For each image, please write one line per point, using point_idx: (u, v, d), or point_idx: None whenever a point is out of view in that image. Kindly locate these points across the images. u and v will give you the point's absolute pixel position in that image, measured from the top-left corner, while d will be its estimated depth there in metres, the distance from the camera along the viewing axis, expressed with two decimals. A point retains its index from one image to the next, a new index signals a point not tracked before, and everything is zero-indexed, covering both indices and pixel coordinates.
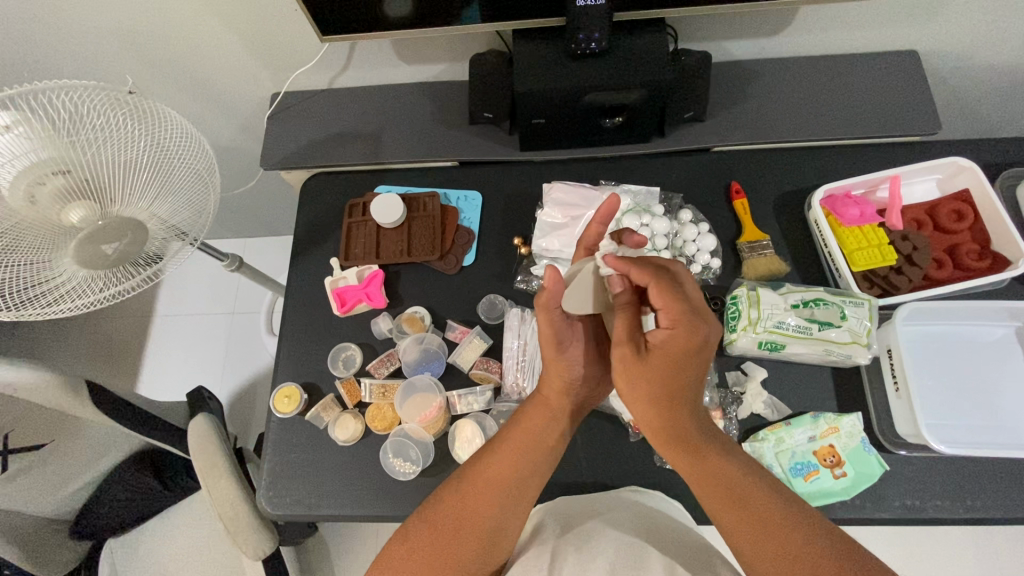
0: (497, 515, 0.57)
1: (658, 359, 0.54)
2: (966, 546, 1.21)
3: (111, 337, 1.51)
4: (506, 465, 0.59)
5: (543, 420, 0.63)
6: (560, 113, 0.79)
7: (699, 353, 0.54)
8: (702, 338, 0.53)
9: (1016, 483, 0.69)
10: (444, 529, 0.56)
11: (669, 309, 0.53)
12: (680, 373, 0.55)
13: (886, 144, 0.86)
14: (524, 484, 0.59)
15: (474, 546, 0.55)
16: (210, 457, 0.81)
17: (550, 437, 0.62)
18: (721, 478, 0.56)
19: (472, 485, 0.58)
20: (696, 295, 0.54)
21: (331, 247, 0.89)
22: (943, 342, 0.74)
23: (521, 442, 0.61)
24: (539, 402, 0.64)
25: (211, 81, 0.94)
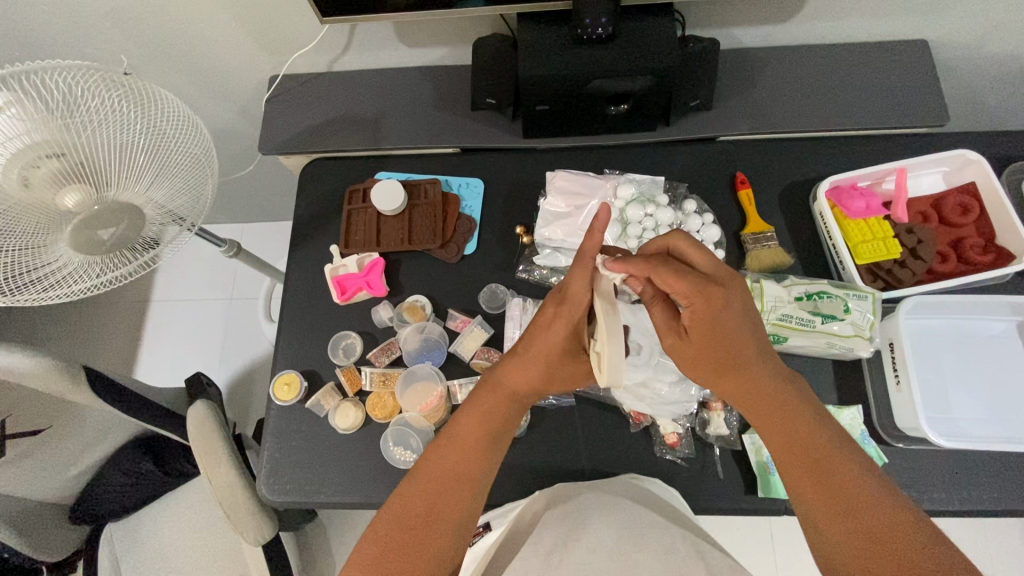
0: (465, 501, 0.57)
1: (698, 333, 0.55)
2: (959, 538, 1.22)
3: (108, 321, 1.50)
4: (464, 455, 0.58)
5: (501, 409, 0.61)
6: (564, 100, 0.78)
7: (728, 310, 0.54)
8: (723, 297, 0.54)
9: (1012, 476, 0.69)
10: (414, 526, 0.54)
11: (684, 286, 0.54)
12: (724, 332, 0.54)
13: (893, 135, 0.85)
14: (480, 476, 0.58)
15: (446, 534, 0.55)
16: (209, 444, 0.81)
17: (503, 425, 0.61)
18: (812, 441, 0.53)
19: (434, 476, 0.57)
20: (708, 260, 0.56)
21: (332, 234, 0.88)
22: (944, 335, 0.74)
23: (478, 433, 0.60)
24: (494, 392, 0.61)
25: (208, 63, 0.92)
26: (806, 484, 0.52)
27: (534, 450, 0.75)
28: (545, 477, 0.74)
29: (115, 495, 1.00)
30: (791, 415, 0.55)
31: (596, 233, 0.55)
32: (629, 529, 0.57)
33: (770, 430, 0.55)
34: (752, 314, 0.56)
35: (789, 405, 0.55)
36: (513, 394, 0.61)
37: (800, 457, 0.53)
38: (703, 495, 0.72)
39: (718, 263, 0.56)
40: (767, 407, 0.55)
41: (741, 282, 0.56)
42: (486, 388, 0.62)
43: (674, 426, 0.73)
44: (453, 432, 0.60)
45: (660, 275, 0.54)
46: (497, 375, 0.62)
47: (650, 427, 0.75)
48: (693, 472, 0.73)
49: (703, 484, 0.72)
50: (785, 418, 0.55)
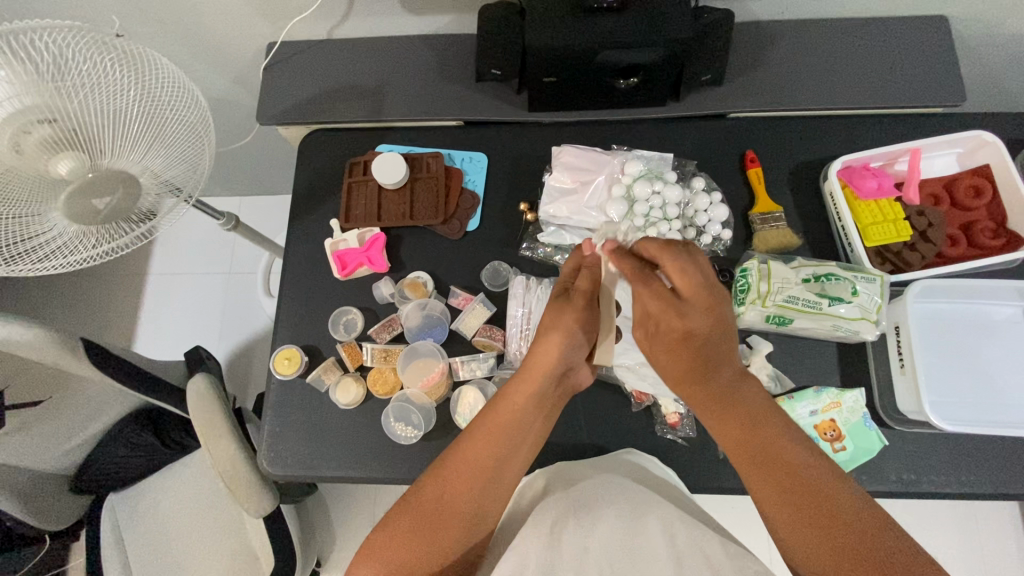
0: (476, 501, 0.56)
1: (660, 347, 0.56)
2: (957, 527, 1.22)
3: (106, 293, 1.49)
4: (486, 450, 0.58)
5: (531, 403, 0.60)
6: (571, 72, 0.75)
7: (691, 337, 0.54)
8: (684, 327, 0.53)
9: (1011, 461, 0.69)
10: (426, 517, 0.56)
11: (653, 305, 0.55)
12: (680, 355, 0.55)
13: (908, 115, 0.83)
14: (498, 474, 0.58)
15: (455, 529, 0.55)
16: (210, 418, 0.81)
17: (534, 413, 0.60)
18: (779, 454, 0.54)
19: (455, 465, 0.57)
20: (687, 282, 0.54)
21: (331, 208, 0.86)
22: (950, 320, 0.74)
23: (501, 424, 0.59)
24: (525, 380, 0.60)
25: (203, 28, 0.88)
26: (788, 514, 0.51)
27: None
28: (545, 455, 0.75)
29: (117, 466, 1.01)
30: (797, 477, 0.52)
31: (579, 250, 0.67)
32: (630, 510, 0.57)
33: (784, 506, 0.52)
34: (716, 346, 0.55)
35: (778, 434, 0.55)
36: (542, 379, 0.61)
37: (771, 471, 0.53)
38: (703, 475, 0.72)
39: (699, 285, 0.54)
40: (769, 473, 0.53)
41: (716, 306, 0.54)
42: (519, 379, 0.61)
43: (676, 407, 0.72)
44: (481, 421, 0.60)
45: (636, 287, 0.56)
46: (530, 361, 0.61)
47: (652, 406, 0.75)
48: (694, 453, 0.73)
49: (703, 465, 0.73)
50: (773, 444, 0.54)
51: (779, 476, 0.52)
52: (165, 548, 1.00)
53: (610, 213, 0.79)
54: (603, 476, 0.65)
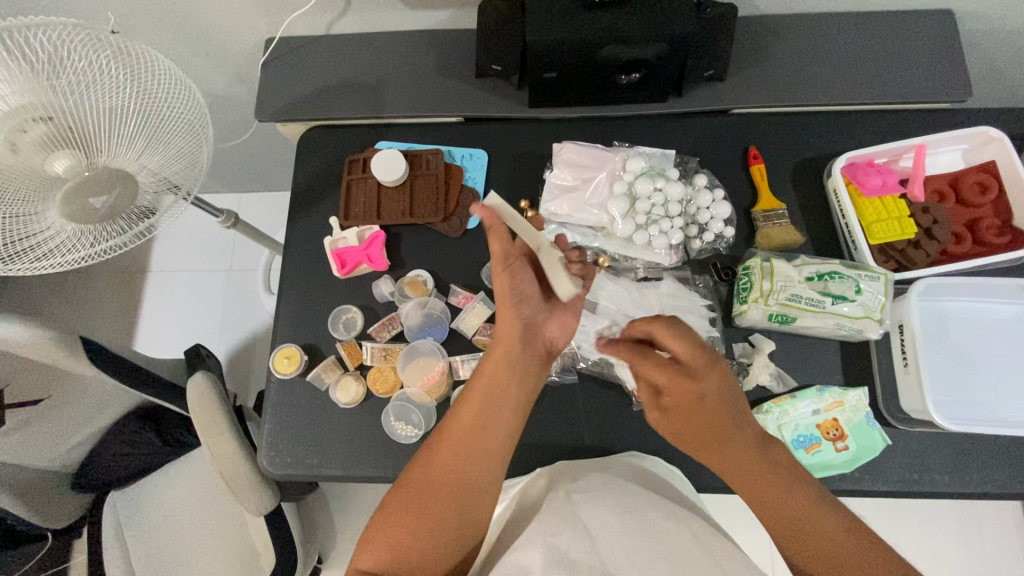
0: (469, 468, 0.57)
1: (675, 413, 0.58)
2: (960, 524, 1.21)
3: (106, 290, 1.49)
4: (475, 416, 0.59)
5: (503, 370, 0.60)
6: (572, 68, 0.75)
7: (704, 402, 0.57)
8: (699, 393, 0.56)
9: (1014, 460, 0.69)
10: (422, 495, 0.56)
11: (664, 379, 0.56)
12: (695, 419, 0.57)
13: (913, 111, 0.82)
14: (485, 447, 0.58)
15: (450, 501, 0.56)
16: (210, 417, 0.80)
17: (508, 378, 0.60)
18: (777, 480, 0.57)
19: (446, 445, 0.58)
20: (692, 354, 0.55)
21: (331, 205, 0.85)
22: (954, 318, 0.73)
23: (481, 396, 0.59)
24: (493, 348, 0.61)
25: (201, 23, 0.87)
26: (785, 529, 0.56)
27: (536, 427, 0.75)
28: (545, 454, 0.74)
29: (116, 464, 1.01)
30: (775, 479, 0.57)
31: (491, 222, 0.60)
32: (631, 509, 0.57)
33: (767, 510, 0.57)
34: (727, 401, 0.58)
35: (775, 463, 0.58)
36: (508, 343, 0.60)
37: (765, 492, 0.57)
38: (704, 474, 0.72)
39: (701, 355, 0.55)
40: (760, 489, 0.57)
41: (719, 366, 0.57)
42: (490, 354, 0.61)
43: None
44: (467, 394, 0.60)
45: (641, 364, 0.56)
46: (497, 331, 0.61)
47: None
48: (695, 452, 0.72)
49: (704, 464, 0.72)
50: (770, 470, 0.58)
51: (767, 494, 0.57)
52: (166, 546, 1.00)
53: (611, 210, 0.79)
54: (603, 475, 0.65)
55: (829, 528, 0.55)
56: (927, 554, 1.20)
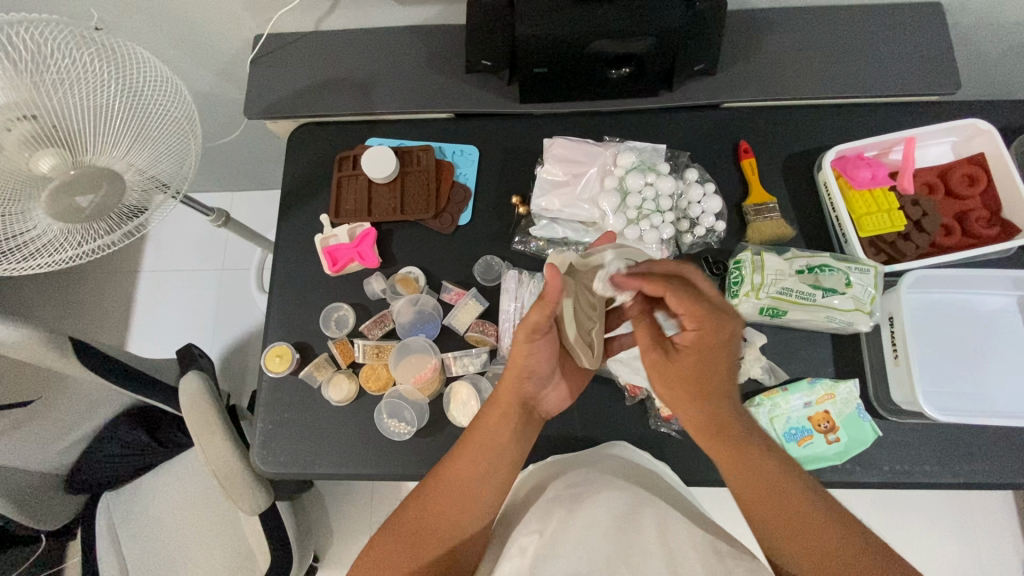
0: (457, 511, 0.57)
1: (686, 357, 0.55)
2: (950, 516, 1.22)
3: (97, 291, 1.48)
4: (469, 468, 0.58)
5: (506, 428, 0.59)
6: (562, 62, 0.75)
7: (730, 344, 0.54)
8: (731, 330, 0.53)
9: (1003, 449, 0.70)
10: (408, 534, 0.56)
11: (696, 314, 0.52)
12: (707, 372, 0.54)
13: (901, 103, 0.82)
14: (479, 493, 0.58)
15: (437, 544, 0.56)
16: (202, 415, 0.80)
17: (509, 435, 0.59)
18: (782, 490, 0.53)
19: (435, 487, 0.58)
20: (696, 306, 0.52)
21: (321, 202, 0.85)
22: (944, 310, 0.74)
23: (478, 450, 0.58)
24: (498, 407, 0.60)
25: (188, 20, 0.87)
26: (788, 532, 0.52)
27: None
28: (539, 450, 0.74)
29: (106, 467, 1.00)
30: (766, 474, 0.54)
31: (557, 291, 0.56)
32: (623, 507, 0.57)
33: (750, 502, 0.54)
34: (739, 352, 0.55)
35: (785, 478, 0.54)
36: (513, 408, 0.60)
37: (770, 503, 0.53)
38: (695, 468, 0.72)
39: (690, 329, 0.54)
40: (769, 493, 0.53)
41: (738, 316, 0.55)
42: (492, 404, 0.60)
43: None
44: (461, 444, 0.60)
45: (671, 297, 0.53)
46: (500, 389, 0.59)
47: (645, 399, 0.74)
48: (687, 446, 0.73)
49: (696, 458, 0.72)
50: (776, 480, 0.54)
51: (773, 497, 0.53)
52: (159, 546, 1.00)
53: (603, 206, 0.79)
54: (581, 473, 0.64)
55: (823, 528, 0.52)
56: (918, 546, 1.20)
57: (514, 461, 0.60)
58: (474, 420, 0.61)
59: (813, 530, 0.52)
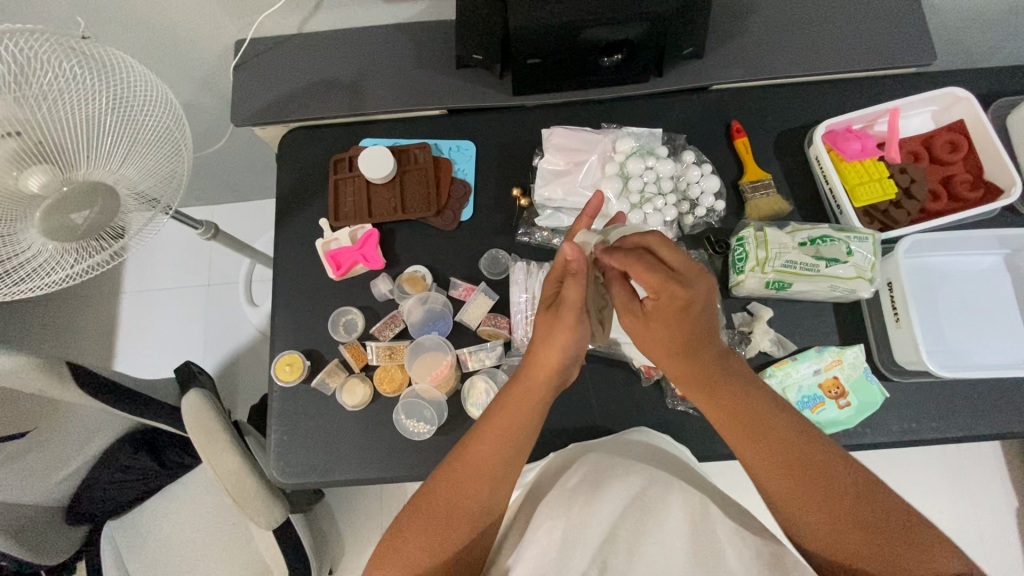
0: (487, 495, 0.57)
1: (659, 318, 0.56)
2: (944, 473, 1.27)
3: (77, 317, 1.43)
4: (492, 448, 0.58)
5: (530, 406, 0.60)
6: (556, 52, 0.75)
7: (695, 306, 0.55)
8: (689, 295, 0.54)
9: (1001, 401, 0.73)
10: (436, 516, 0.56)
11: (656, 282, 0.53)
12: (684, 327, 0.55)
13: (882, 77, 0.85)
14: (503, 472, 0.58)
15: (466, 524, 0.56)
16: (211, 432, 0.78)
17: (532, 413, 0.60)
18: (795, 445, 0.54)
19: (457, 469, 0.57)
20: (654, 274, 0.53)
21: (319, 207, 0.84)
22: (938, 271, 0.77)
23: (503, 427, 0.59)
24: (522, 387, 0.61)
25: (165, 30, 0.84)
26: (810, 488, 0.52)
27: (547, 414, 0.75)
28: (558, 439, 0.75)
29: (112, 493, 0.98)
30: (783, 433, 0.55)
31: (577, 281, 0.59)
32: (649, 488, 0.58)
33: (766, 455, 0.54)
34: (712, 305, 0.56)
35: (796, 437, 0.55)
36: (546, 384, 0.61)
37: (787, 462, 0.53)
38: (714, 443, 0.74)
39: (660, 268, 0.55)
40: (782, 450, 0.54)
41: (708, 277, 0.56)
42: (517, 383, 0.62)
43: None
44: (484, 424, 0.60)
45: (632, 266, 0.54)
46: (530, 362, 0.62)
47: (661, 379, 0.75)
48: (704, 421, 0.74)
49: (713, 432, 0.74)
50: (786, 439, 0.54)
51: (792, 459, 0.53)
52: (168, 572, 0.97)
53: (605, 192, 0.80)
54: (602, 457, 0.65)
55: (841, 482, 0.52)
56: (917, 503, 1.25)
57: (531, 436, 0.61)
58: (495, 401, 0.62)
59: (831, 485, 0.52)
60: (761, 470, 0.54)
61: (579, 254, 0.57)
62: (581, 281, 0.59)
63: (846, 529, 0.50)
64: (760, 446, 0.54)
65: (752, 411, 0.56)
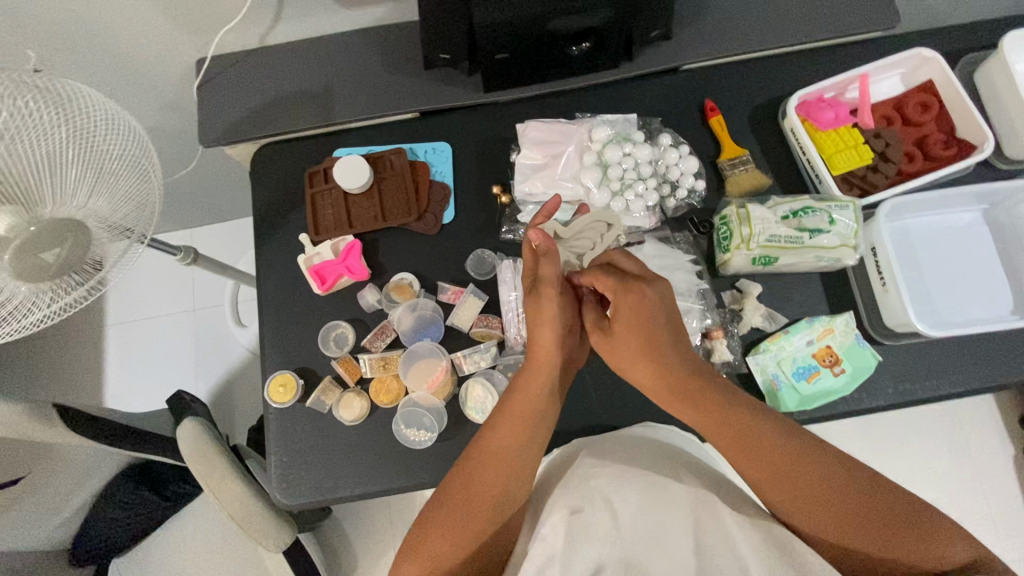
0: (507, 482, 0.57)
1: (622, 324, 0.60)
2: (943, 429, 1.28)
3: (62, 354, 1.40)
4: (511, 434, 0.58)
5: (543, 390, 0.61)
6: (524, 45, 0.74)
7: (653, 307, 0.60)
8: (645, 296, 0.60)
9: (992, 354, 0.74)
10: (457, 507, 0.55)
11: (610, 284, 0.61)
12: (647, 331, 0.59)
13: (849, 43, 0.85)
14: (523, 457, 0.58)
15: (489, 513, 0.55)
16: (210, 459, 0.77)
17: (547, 397, 0.61)
18: (795, 455, 0.53)
19: (477, 458, 0.57)
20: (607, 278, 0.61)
21: (298, 222, 0.82)
22: (920, 232, 0.77)
23: (521, 412, 0.59)
24: (534, 370, 0.61)
25: (123, 54, 0.82)
26: (817, 503, 0.51)
27: None
28: (560, 433, 0.75)
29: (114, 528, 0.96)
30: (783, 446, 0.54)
31: (548, 259, 0.63)
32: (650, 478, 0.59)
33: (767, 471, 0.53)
34: (673, 311, 0.61)
35: (793, 449, 0.53)
36: (550, 367, 0.62)
37: (790, 473, 0.52)
38: None
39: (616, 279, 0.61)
40: (783, 463, 0.53)
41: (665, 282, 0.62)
42: (526, 369, 0.62)
43: None
44: (500, 412, 0.60)
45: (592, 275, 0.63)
46: (536, 347, 0.62)
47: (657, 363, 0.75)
48: None
49: None
50: (785, 451, 0.53)
51: (797, 472, 0.52)
52: None
53: (586, 182, 0.79)
54: (606, 453, 0.65)
55: (848, 491, 0.51)
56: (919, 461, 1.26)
57: (548, 423, 0.62)
58: (509, 389, 0.62)
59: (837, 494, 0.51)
60: (759, 485, 0.54)
61: (545, 235, 0.63)
62: (552, 256, 0.63)
63: (861, 539, 0.49)
64: (751, 462, 0.54)
65: (741, 422, 0.55)
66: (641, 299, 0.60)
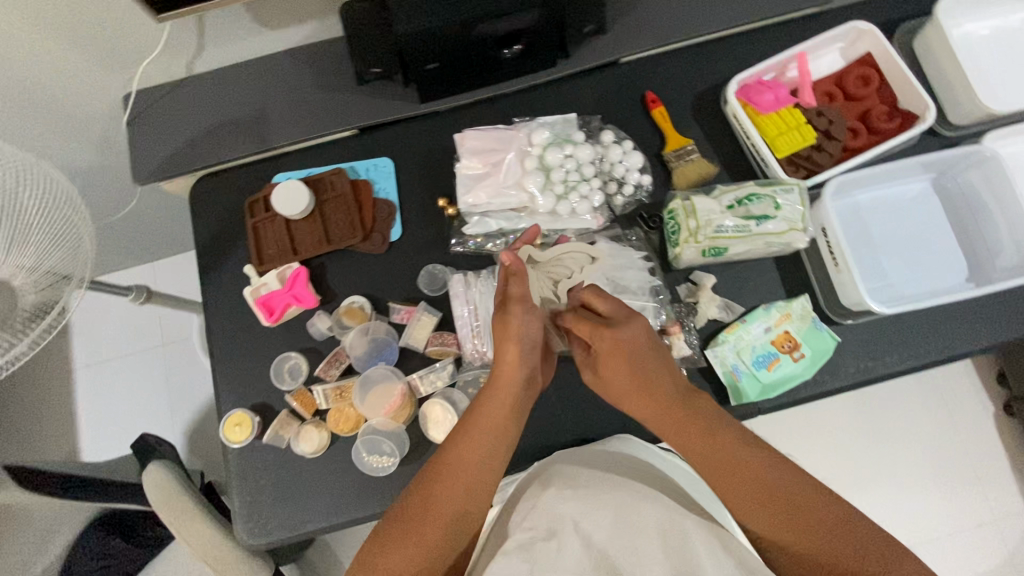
0: (464, 499, 0.55)
1: (607, 354, 0.60)
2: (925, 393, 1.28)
3: (32, 402, 1.37)
4: (472, 449, 0.57)
5: (506, 408, 0.60)
6: (451, 53, 0.72)
7: (637, 347, 0.60)
8: (628, 340, 0.60)
9: (949, 323, 0.74)
10: (412, 521, 0.54)
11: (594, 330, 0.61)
12: (632, 368, 0.59)
13: (786, 21, 0.84)
14: (482, 473, 0.57)
15: (444, 528, 0.54)
16: (173, 504, 0.75)
17: (509, 412, 0.60)
18: (765, 479, 0.53)
19: (435, 471, 0.56)
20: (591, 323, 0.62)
21: (242, 253, 0.80)
22: (869, 207, 0.77)
23: (485, 427, 0.58)
24: (498, 386, 0.60)
25: (44, 97, 0.79)
26: (781, 520, 0.52)
27: None
28: (525, 445, 0.74)
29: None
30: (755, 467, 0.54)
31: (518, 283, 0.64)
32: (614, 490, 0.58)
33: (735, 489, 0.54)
34: (656, 346, 0.61)
35: (766, 473, 0.54)
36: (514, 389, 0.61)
37: (759, 495, 0.53)
38: None
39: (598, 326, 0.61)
40: (753, 486, 0.53)
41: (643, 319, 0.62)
42: (491, 385, 0.61)
43: None
44: (463, 427, 0.59)
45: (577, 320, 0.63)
46: (502, 365, 0.61)
47: None
48: None
49: None
50: (756, 472, 0.54)
51: (763, 493, 0.53)
52: None
53: (530, 187, 0.78)
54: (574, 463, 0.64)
55: (816, 513, 0.51)
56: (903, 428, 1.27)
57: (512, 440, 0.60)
58: (473, 404, 0.61)
59: (802, 511, 0.51)
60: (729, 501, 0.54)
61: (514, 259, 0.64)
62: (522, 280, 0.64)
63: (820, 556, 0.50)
64: (723, 482, 0.55)
65: (718, 449, 0.55)
66: (626, 340, 0.60)
